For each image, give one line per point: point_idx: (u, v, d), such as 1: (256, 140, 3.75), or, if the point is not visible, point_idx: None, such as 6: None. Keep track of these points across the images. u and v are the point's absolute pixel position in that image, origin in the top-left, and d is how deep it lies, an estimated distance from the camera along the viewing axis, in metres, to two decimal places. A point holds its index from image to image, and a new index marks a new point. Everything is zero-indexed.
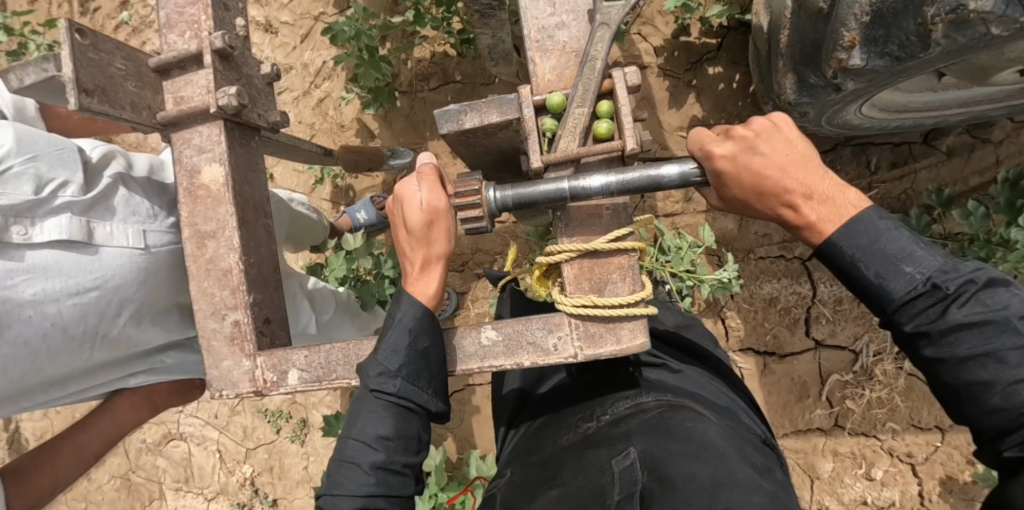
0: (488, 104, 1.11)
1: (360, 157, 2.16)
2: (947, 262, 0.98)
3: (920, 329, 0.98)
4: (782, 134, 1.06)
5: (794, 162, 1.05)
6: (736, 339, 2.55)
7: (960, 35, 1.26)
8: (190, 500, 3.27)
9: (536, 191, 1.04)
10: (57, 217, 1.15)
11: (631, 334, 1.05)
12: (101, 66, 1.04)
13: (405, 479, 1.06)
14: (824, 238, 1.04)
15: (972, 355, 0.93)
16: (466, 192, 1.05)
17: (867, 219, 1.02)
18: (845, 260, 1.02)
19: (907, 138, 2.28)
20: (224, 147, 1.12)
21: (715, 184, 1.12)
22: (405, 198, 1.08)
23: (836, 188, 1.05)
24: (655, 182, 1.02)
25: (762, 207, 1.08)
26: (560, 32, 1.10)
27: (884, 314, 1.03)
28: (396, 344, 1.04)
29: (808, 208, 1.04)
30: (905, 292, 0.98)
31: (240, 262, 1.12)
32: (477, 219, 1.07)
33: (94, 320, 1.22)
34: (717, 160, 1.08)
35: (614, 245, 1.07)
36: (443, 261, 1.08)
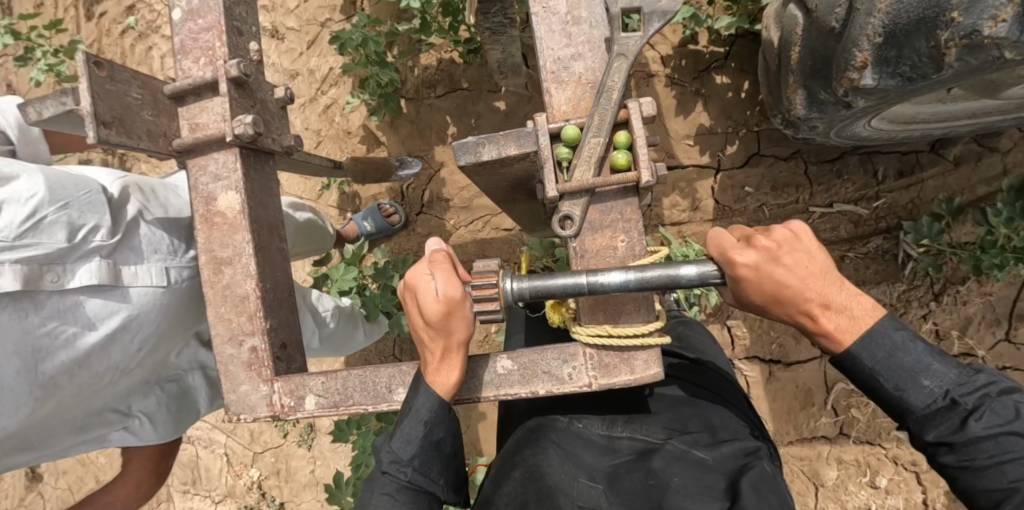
0: (506, 137, 1.11)
1: (369, 169, 2.16)
2: (963, 375, 1.02)
3: (943, 439, 1.01)
4: (803, 248, 1.04)
5: (813, 275, 1.03)
6: (741, 348, 2.56)
7: (973, 59, 1.26)
8: (198, 502, 3.30)
9: (555, 283, 1.03)
10: (89, 263, 1.19)
11: (645, 364, 1.06)
12: (118, 97, 1.04)
13: (432, 496, 1.08)
14: (843, 348, 1.05)
15: (996, 463, 0.98)
16: (484, 284, 1.03)
17: (884, 330, 1.04)
18: (863, 372, 1.05)
19: (914, 147, 2.28)
20: (239, 175, 1.12)
21: (733, 289, 1.07)
22: (420, 287, 1.05)
23: (854, 300, 1.05)
24: (675, 280, 1.01)
25: (781, 313, 1.07)
26: (575, 61, 1.11)
27: (908, 426, 1.06)
28: (433, 387, 1.05)
29: (825, 317, 1.04)
30: (925, 406, 1.02)
31: (257, 289, 1.12)
32: (494, 310, 1.04)
33: (118, 356, 1.26)
34: (740, 267, 1.03)
35: (629, 277, 1.07)
36: (462, 350, 1.06)
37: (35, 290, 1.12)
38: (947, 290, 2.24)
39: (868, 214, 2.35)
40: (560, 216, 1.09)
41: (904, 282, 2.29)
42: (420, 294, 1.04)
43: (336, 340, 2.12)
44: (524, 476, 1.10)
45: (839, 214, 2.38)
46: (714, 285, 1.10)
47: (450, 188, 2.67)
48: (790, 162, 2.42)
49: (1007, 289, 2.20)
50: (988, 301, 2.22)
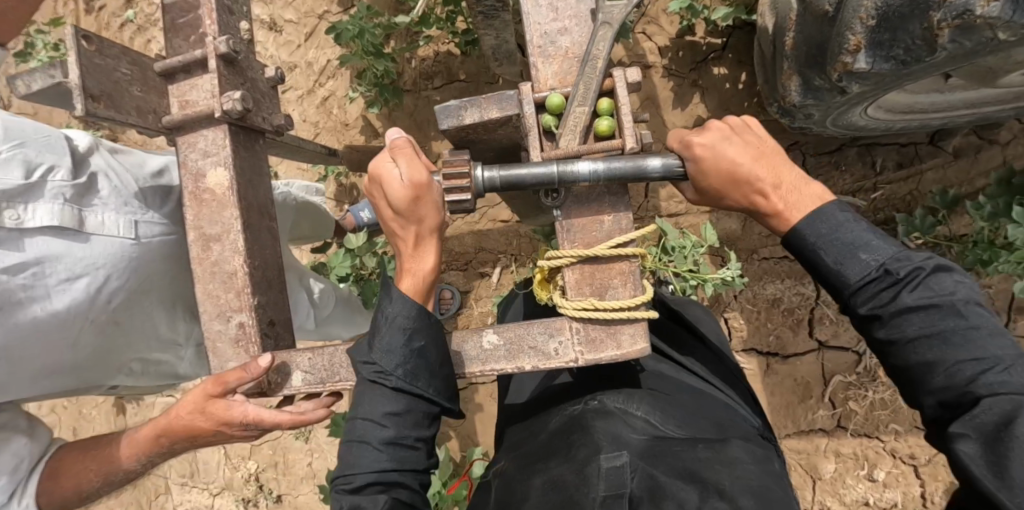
0: (488, 99, 1.11)
1: (364, 156, 2.18)
2: (902, 252, 1.01)
3: (875, 312, 1.01)
4: (752, 131, 1.14)
5: (762, 157, 1.11)
6: (738, 340, 2.55)
7: (966, 41, 1.25)
8: (196, 495, 3.31)
9: (522, 171, 1.05)
10: (48, 202, 1.18)
11: (631, 339, 1.05)
12: (107, 72, 1.05)
13: (418, 455, 1.06)
14: (790, 226, 1.09)
15: (919, 337, 0.96)
16: (455, 162, 1.06)
17: (830, 211, 1.06)
18: (807, 247, 1.06)
19: (913, 138, 2.27)
20: (228, 151, 1.13)
21: (694, 175, 1.14)
22: (385, 177, 1.06)
23: (803, 183, 1.11)
24: (640, 168, 1.03)
25: (737, 196, 1.12)
26: (562, 37, 1.11)
27: (844, 302, 1.06)
28: (391, 343, 1.03)
29: (777, 196, 1.09)
30: (859, 278, 1.01)
31: (245, 265, 1.13)
32: (463, 193, 1.08)
33: (87, 306, 1.23)
34: (695, 147, 1.11)
35: (615, 251, 1.07)
36: (435, 236, 1.08)
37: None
38: None
39: (866, 205, 2.34)
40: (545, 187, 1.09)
41: None
42: (386, 181, 1.05)
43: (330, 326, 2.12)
44: (546, 481, 1.11)
45: None
46: (676, 177, 1.16)
47: None
48: (787, 154, 2.41)
49: (1006, 281, 2.18)
50: (987, 293, 2.20)
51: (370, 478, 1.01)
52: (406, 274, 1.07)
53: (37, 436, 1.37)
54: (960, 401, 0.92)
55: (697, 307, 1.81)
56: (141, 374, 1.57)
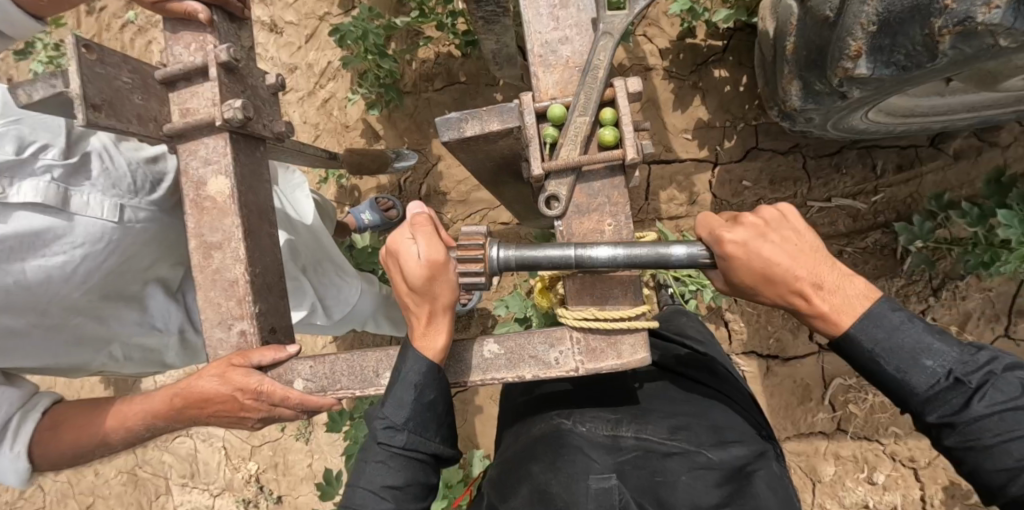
0: (489, 111, 1.10)
1: (365, 160, 2.17)
2: (965, 354, 1.02)
3: (945, 420, 1.01)
4: (791, 226, 1.08)
5: (801, 254, 1.07)
6: (738, 342, 2.55)
7: (967, 46, 1.24)
8: (197, 495, 3.32)
9: (543, 254, 1.05)
10: (35, 178, 1.22)
11: (632, 349, 1.06)
12: (108, 80, 1.05)
13: (422, 468, 1.08)
14: (840, 330, 1.07)
15: (1000, 444, 0.97)
16: (468, 245, 1.05)
17: (879, 313, 1.05)
18: (863, 353, 1.05)
19: (913, 141, 2.27)
20: (229, 160, 1.13)
21: (722, 267, 1.10)
22: (403, 253, 1.07)
23: (843, 280, 1.07)
24: (663, 261, 1.02)
25: (772, 294, 1.09)
26: (563, 46, 1.11)
27: (909, 406, 1.06)
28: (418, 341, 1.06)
29: (819, 298, 1.06)
30: (927, 386, 1.01)
31: (246, 273, 1.13)
32: (477, 275, 1.06)
33: (62, 283, 1.25)
34: (729, 245, 1.06)
35: (617, 261, 1.07)
36: (448, 314, 1.08)
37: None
38: (946, 284, 2.22)
39: (866, 208, 2.34)
40: (546, 196, 1.09)
41: (903, 278, 2.28)
42: (402, 257, 1.06)
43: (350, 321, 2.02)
44: (530, 492, 1.14)
45: (836, 209, 2.38)
46: (704, 265, 1.14)
47: (448, 182, 2.67)
48: (788, 156, 2.41)
49: (1007, 285, 2.18)
50: (987, 296, 2.20)
51: (373, 492, 1.05)
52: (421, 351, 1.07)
53: (21, 386, 1.35)
54: None
55: (681, 318, 1.85)
56: (129, 360, 1.51)
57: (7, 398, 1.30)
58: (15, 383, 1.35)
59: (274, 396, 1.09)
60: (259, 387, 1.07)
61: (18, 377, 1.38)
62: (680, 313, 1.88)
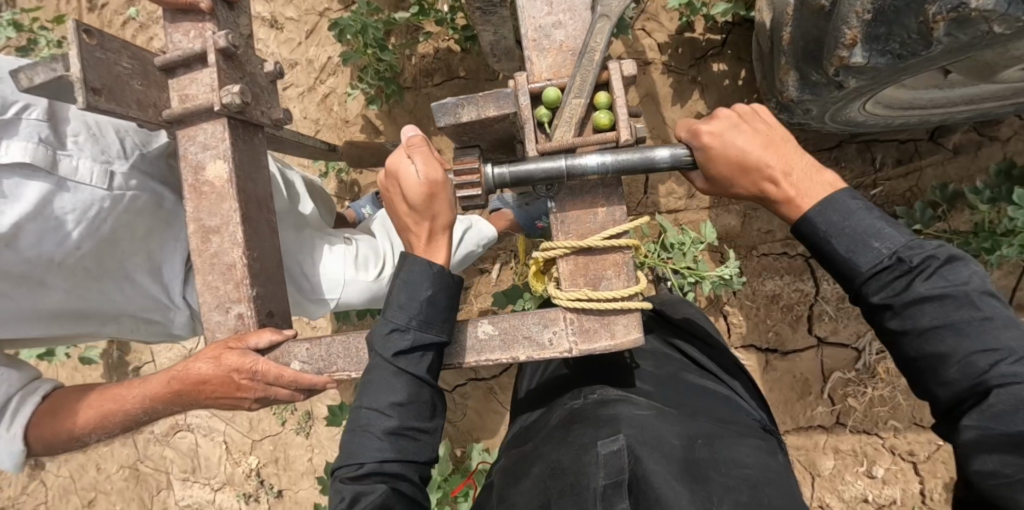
0: (485, 97, 1.07)
1: (365, 152, 2.18)
2: (914, 239, 1.04)
3: (887, 300, 1.04)
4: (763, 118, 1.17)
5: (772, 145, 1.15)
6: (737, 336, 2.56)
7: (962, 33, 1.25)
8: (197, 490, 3.34)
9: (534, 168, 1.05)
10: (23, 140, 1.21)
11: (625, 329, 1.06)
12: (108, 65, 1.06)
13: (421, 445, 1.10)
14: (801, 214, 1.12)
15: (934, 327, 0.99)
16: (464, 166, 1.10)
17: (841, 200, 1.09)
18: (817, 233, 1.10)
19: (912, 135, 2.27)
20: (227, 144, 1.14)
21: (702, 163, 1.20)
22: (401, 174, 1.08)
23: (812, 170, 1.14)
24: (648, 162, 1.03)
25: (746, 185, 1.17)
26: (557, 31, 1.12)
27: (855, 289, 1.09)
28: (401, 298, 1.07)
29: (786, 184, 1.13)
30: (871, 266, 1.05)
31: (244, 257, 1.14)
32: (473, 189, 1.11)
33: (54, 246, 1.26)
34: (705, 136, 1.17)
35: (610, 243, 1.08)
36: (448, 231, 1.11)
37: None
38: None
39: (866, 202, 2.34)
40: (540, 178, 1.10)
41: None
42: (401, 177, 1.08)
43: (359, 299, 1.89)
44: (542, 469, 1.15)
45: None
46: (684, 168, 1.23)
47: None
48: None
49: (1006, 278, 2.18)
50: None
51: (370, 467, 1.04)
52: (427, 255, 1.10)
53: (22, 368, 1.37)
54: (972, 393, 0.96)
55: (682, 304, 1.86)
56: (133, 332, 1.52)
57: (8, 379, 1.31)
58: (16, 365, 1.37)
59: (269, 375, 1.09)
60: (253, 367, 1.08)
61: (24, 361, 1.40)
62: (683, 300, 1.88)
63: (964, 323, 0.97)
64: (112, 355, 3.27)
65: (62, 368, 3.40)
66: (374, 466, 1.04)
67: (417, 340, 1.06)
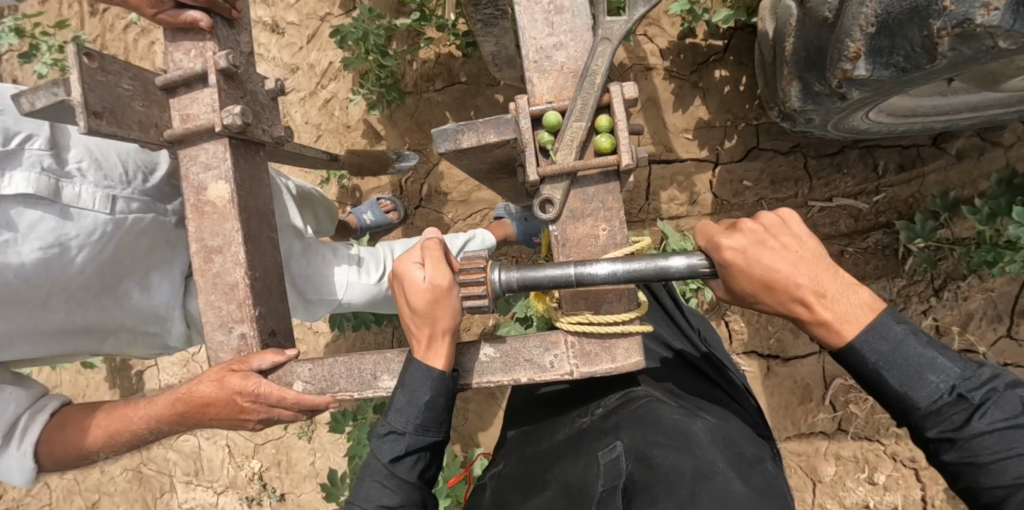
0: (485, 123, 1.09)
1: (365, 161, 2.18)
2: (967, 369, 1.01)
3: (945, 435, 1.00)
4: (792, 232, 1.05)
5: (802, 261, 1.04)
6: (739, 342, 2.55)
7: (966, 48, 1.24)
8: (201, 492, 3.36)
9: (543, 274, 1.02)
10: (25, 170, 1.23)
11: (626, 353, 1.07)
12: (109, 88, 1.06)
13: (439, 460, 1.14)
14: (846, 342, 1.04)
15: (996, 461, 0.96)
16: (470, 269, 1.05)
17: (885, 324, 1.03)
18: (867, 365, 1.03)
19: (915, 141, 2.26)
20: (229, 165, 1.14)
21: (723, 277, 1.06)
22: (408, 276, 1.08)
23: (848, 289, 1.05)
24: (664, 271, 0.99)
25: (772, 302, 1.06)
26: (558, 52, 1.11)
27: (909, 420, 1.04)
28: (425, 352, 1.07)
29: (821, 306, 1.03)
30: (930, 401, 1.00)
31: (246, 277, 1.14)
32: (481, 300, 1.05)
33: (56, 271, 1.27)
34: (725, 251, 1.02)
35: (611, 266, 1.08)
36: (449, 339, 1.08)
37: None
38: (947, 285, 2.22)
39: (868, 208, 2.34)
40: (542, 200, 1.09)
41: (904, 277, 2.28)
42: (408, 280, 1.08)
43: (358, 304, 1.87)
44: (556, 491, 1.12)
45: (837, 209, 2.37)
46: (703, 275, 1.08)
47: (449, 181, 2.68)
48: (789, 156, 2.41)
49: (1009, 285, 2.17)
50: (990, 297, 2.20)
51: (377, 509, 1.09)
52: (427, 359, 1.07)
53: (29, 386, 1.36)
54: None
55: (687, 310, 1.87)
56: (132, 345, 1.52)
57: (16, 398, 1.31)
58: (23, 383, 1.36)
59: (271, 398, 1.09)
60: (256, 389, 1.09)
61: (29, 377, 1.39)
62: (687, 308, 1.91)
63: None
64: (116, 359, 3.29)
65: (66, 371, 3.41)
66: (400, 482, 1.08)
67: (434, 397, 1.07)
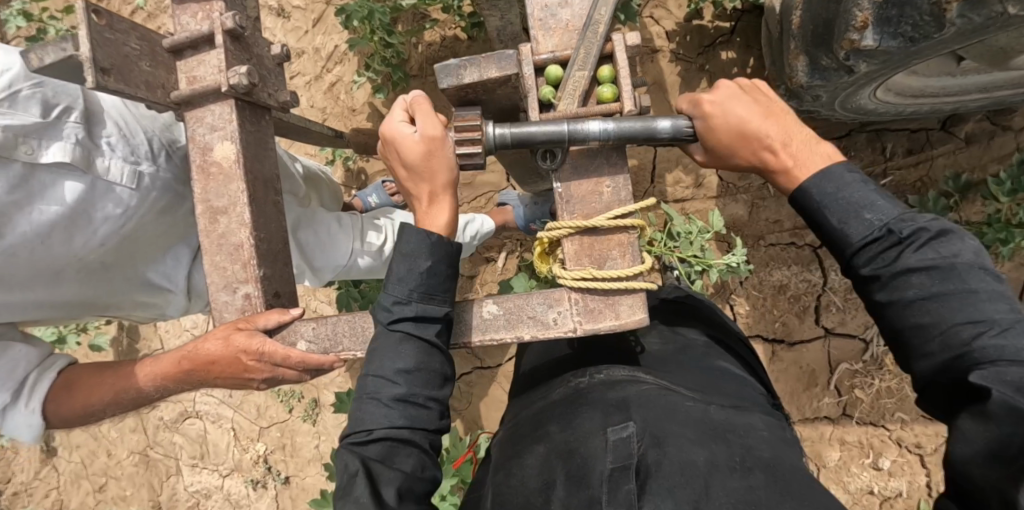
0: (488, 59, 1.07)
1: (371, 140, 2.18)
2: (907, 213, 0.99)
3: (876, 272, 0.99)
4: (763, 91, 1.14)
5: (772, 115, 1.11)
6: (744, 327, 2.53)
7: (976, 15, 1.23)
8: (206, 475, 3.39)
9: (531, 130, 1.06)
10: (61, 142, 1.21)
11: (630, 309, 1.07)
12: (117, 46, 1.06)
13: (429, 413, 1.08)
14: (799, 184, 1.07)
15: (920, 298, 0.94)
16: (466, 122, 1.11)
17: (838, 172, 1.05)
18: (811, 205, 1.05)
19: (924, 124, 2.24)
20: (235, 126, 1.15)
21: (702, 134, 1.14)
22: (400, 137, 1.10)
23: (813, 143, 1.09)
24: (649, 129, 1.04)
25: (744, 153, 1.11)
26: (562, 10, 1.11)
27: (845, 263, 1.04)
28: (401, 271, 1.07)
29: (784, 154, 1.08)
30: (862, 237, 1.00)
31: (251, 238, 1.15)
32: (474, 147, 1.11)
33: (81, 245, 1.28)
34: (705, 103, 1.13)
35: (615, 222, 1.08)
36: (449, 190, 1.12)
37: (10, 158, 1.16)
38: None
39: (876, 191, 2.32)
40: (544, 148, 1.10)
41: None
42: (401, 141, 1.10)
43: (360, 272, 1.90)
44: (550, 448, 1.13)
45: None
46: (686, 139, 1.17)
47: None
48: None
49: (1018, 270, 2.16)
50: None
51: (379, 435, 1.02)
52: (428, 218, 1.11)
53: (36, 344, 1.38)
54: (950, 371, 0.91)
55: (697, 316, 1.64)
56: (132, 312, 1.56)
57: (26, 356, 1.33)
58: (31, 341, 1.38)
59: (275, 357, 1.10)
60: (260, 349, 1.09)
61: (37, 337, 1.41)
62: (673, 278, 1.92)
63: (949, 293, 0.92)
64: (123, 342, 3.31)
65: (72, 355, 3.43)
66: (381, 432, 1.03)
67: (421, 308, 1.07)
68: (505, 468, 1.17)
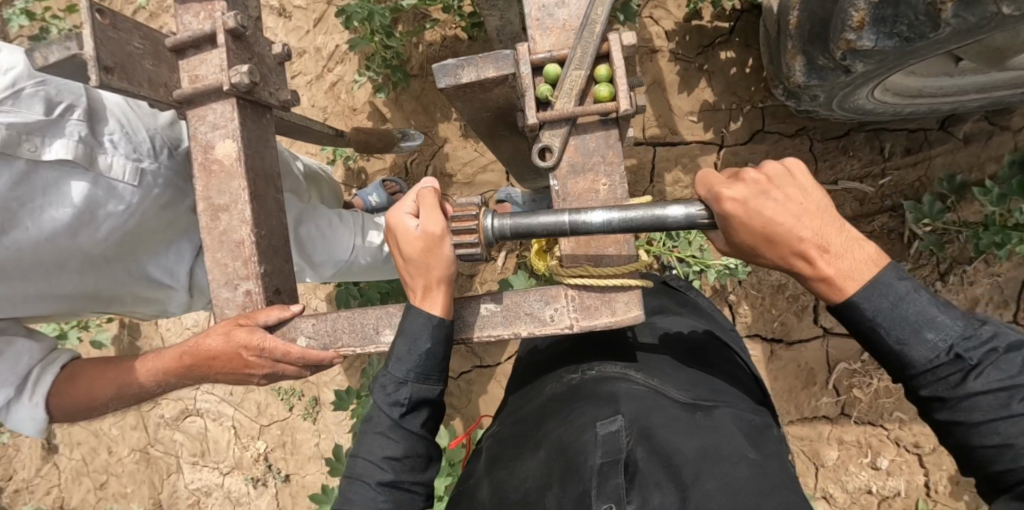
0: (485, 59, 1.07)
1: (371, 139, 2.19)
2: (968, 327, 0.96)
3: (937, 393, 0.97)
4: (795, 183, 1.01)
5: (807, 213, 1.00)
6: (743, 325, 2.55)
7: (971, 15, 1.24)
8: (207, 473, 3.41)
9: (535, 222, 1.05)
10: (64, 139, 1.22)
11: (626, 306, 1.08)
12: (120, 45, 1.08)
13: (431, 406, 1.13)
14: (844, 296, 1.00)
15: (988, 420, 0.93)
16: (463, 217, 1.06)
17: (887, 280, 0.99)
18: (865, 322, 0.99)
19: (923, 124, 2.24)
20: (236, 124, 1.16)
21: (721, 228, 1.03)
22: (401, 227, 1.10)
23: (854, 244, 1.00)
24: (658, 222, 1.01)
25: (774, 256, 1.02)
26: (559, 9, 1.13)
27: (906, 379, 1.01)
28: (418, 262, 1.11)
29: (823, 262, 0.99)
30: (926, 360, 0.97)
31: (251, 234, 1.16)
32: (473, 247, 1.07)
33: (85, 241, 1.30)
34: (726, 202, 0.99)
35: (613, 219, 1.10)
36: (444, 283, 1.10)
37: (13, 155, 1.18)
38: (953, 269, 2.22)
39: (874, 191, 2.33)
40: (540, 147, 1.12)
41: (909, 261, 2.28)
42: (402, 233, 1.10)
43: (361, 270, 1.92)
44: (549, 453, 1.12)
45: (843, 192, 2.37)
46: (703, 227, 1.07)
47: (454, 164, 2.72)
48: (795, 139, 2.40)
49: (1016, 270, 2.16)
50: (996, 281, 2.19)
51: (390, 426, 1.11)
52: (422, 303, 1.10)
53: (41, 339, 1.39)
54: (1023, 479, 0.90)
55: (694, 313, 1.65)
56: (134, 308, 1.57)
57: (29, 351, 1.35)
58: (36, 335, 1.39)
59: (275, 352, 1.11)
60: (261, 344, 1.11)
61: (42, 331, 1.42)
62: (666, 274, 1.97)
63: (1021, 415, 0.90)
64: (124, 339, 3.33)
65: None
66: (393, 422, 1.11)
67: (434, 303, 1.10)
68: (505, 472, 1.18)
